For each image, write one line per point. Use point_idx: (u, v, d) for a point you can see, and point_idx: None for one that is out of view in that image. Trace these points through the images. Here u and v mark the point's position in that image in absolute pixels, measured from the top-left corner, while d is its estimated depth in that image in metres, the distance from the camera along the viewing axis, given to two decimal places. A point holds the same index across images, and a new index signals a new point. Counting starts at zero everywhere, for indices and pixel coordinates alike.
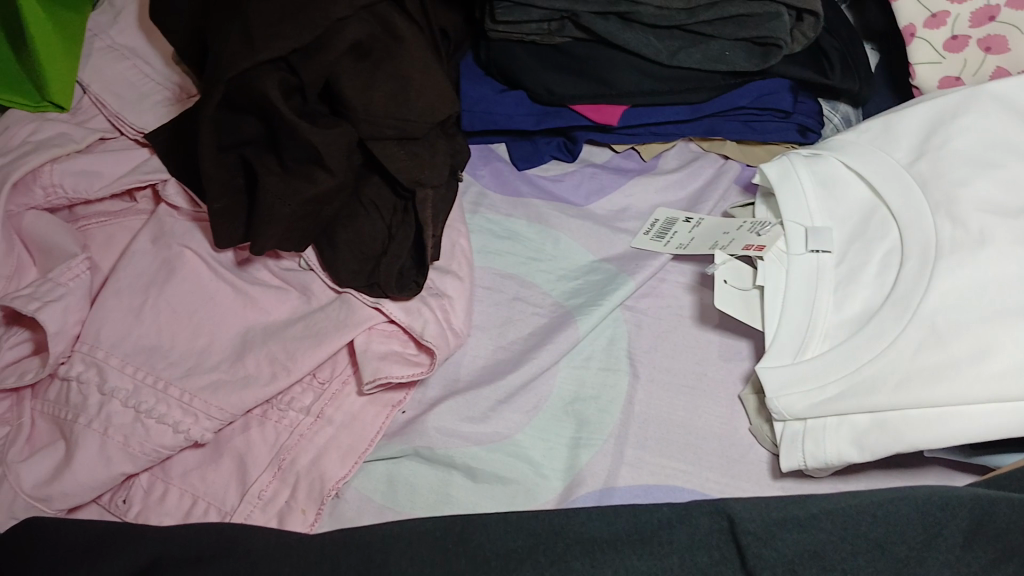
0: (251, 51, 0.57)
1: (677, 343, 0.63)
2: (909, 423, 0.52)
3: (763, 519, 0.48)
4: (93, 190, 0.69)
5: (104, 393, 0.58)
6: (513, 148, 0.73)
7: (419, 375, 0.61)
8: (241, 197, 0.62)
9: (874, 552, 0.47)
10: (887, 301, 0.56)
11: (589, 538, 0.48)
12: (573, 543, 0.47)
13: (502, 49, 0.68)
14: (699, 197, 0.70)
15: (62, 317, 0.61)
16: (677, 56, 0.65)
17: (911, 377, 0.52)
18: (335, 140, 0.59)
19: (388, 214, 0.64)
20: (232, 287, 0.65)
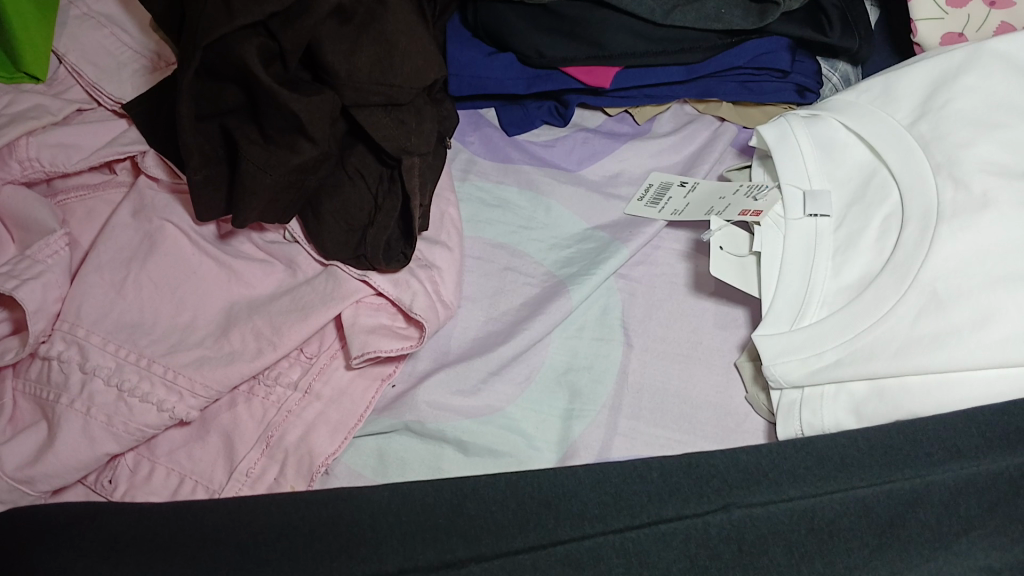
0: (229, 17, 0.55)
1: (671, 311, 0.62)
2: (908, 391, 0.51)
3: (757, 488, 0.46)
4: (70, 163, 0.67)
5: (86, 371, 0.57)
6: (503, 114, 0.71)
7: (408, 349, 0.59)
8: (223, 167, 0.61)
9: (870, 521, 0.46)
10: (887, 265, 0.54)
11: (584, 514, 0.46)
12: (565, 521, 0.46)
13: (490, 10, 0.66)
14: (694, 162, 0.69)
15: (40, 295, 0.59)
16: (672, 14, 0.63)
17: (911, 346, 0.51)
18: (318, 108, 0.57)
19: (374, 183, 0.62)
20: (215, 261, 0.63)
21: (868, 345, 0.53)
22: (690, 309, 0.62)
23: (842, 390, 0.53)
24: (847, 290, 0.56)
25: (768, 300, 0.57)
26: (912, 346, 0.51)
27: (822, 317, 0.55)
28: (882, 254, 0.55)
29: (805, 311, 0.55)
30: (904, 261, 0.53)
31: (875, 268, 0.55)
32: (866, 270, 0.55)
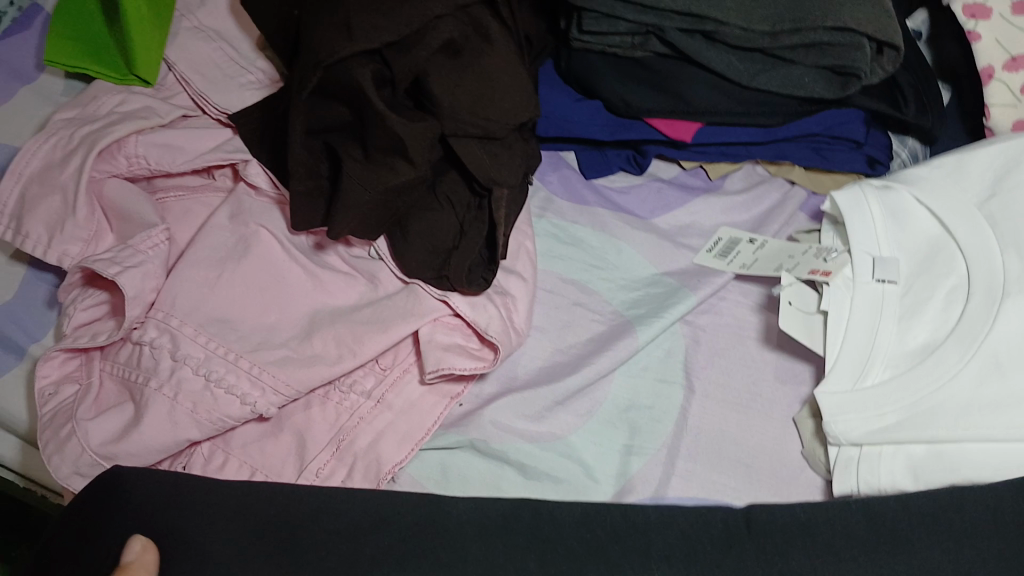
0: (348, 41, 0.59)
1: (734, 361, 0.64)
2: (964, 454, 0.53)
3: (817, 544, 0.48)
4: (174, 164, 0.71)
5: (177, 359, 0.60)
6: (583, 157, 0.74)
7: (481, 369, 0.62)
8: (325, 181, 0.65)
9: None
10: (952, 334, 0.56)
11: (651, 544, 0.48)
12: (632, 552, 0.48)
13: (582, 60, 0.69)
14: (763, 220, 0.71)
15: (139, 283, 0.63)
16: (757, 78, 0.66)
17: (970, 414, 0.53)
18: (418, 134, 0.61)
19: (462, 209, 0.65)
20: (303, 270, 0.66)
21: (930, 410, 0.54)
22: (751, 361, 0.64)
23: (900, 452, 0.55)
24: (910, 354, 0.58)
25: (833, 359, 0.59)
26: (971, 415, 0.53)
27: (885, 379, 0.57)
28: (946, 322, 0.58)
29: (869, 371, 0.58)
30: (969, 331, 0.55)
31: (939, 335, 0.57)
32: (931, 337, 0.58)
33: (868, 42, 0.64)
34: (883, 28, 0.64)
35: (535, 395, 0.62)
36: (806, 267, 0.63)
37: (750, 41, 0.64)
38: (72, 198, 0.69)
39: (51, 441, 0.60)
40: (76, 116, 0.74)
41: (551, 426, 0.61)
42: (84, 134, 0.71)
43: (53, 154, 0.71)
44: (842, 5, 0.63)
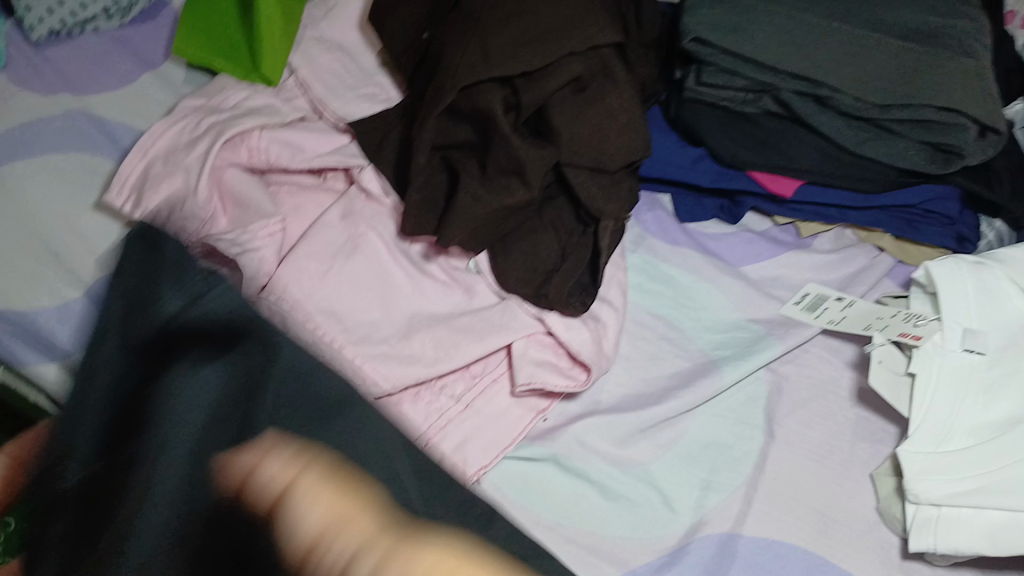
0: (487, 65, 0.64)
1: (815, 413, 0.66)
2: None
3: None
4: (292, 161, 0.74)
5: (284, 341, 0.63)
6: (680, 201, 0.77)
7: (573, 388, 0.64)
8: (440, 192, 0.67)
9: None
10: None
11: None
12: None
13: (693, 110, 0.73)
14: (850, 282, 0.73)
15: (254, 265, 0.65)
16: (861, 145, 0.69)
17: None
18: (538, 159, 0.64)
19: (565, 235, 0.68)
20: (406, 274, 0.69)
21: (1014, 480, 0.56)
22: (830, 415, 0.66)
23: (979, 517, 0.56)
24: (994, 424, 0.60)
25: (920, 418, 0.60)
26: None
27: (971, 445, 0.59)
28: None
29: (954, 435, 0.59)
30: None
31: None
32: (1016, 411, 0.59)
33: (971, 123, 0.67)
34: (987, 112, 0.67)
35: (618, 421, 0.64)
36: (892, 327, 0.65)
37: (859, 110, 0.69)
38: (194, 179, 0.72)
39: None
40: (203, 105, 0.78)
41: (633, 451, 0.63)
42: (212, 122, 0.75)
43: (180, 138, 0.75)
44: (951, 85, 0.67)
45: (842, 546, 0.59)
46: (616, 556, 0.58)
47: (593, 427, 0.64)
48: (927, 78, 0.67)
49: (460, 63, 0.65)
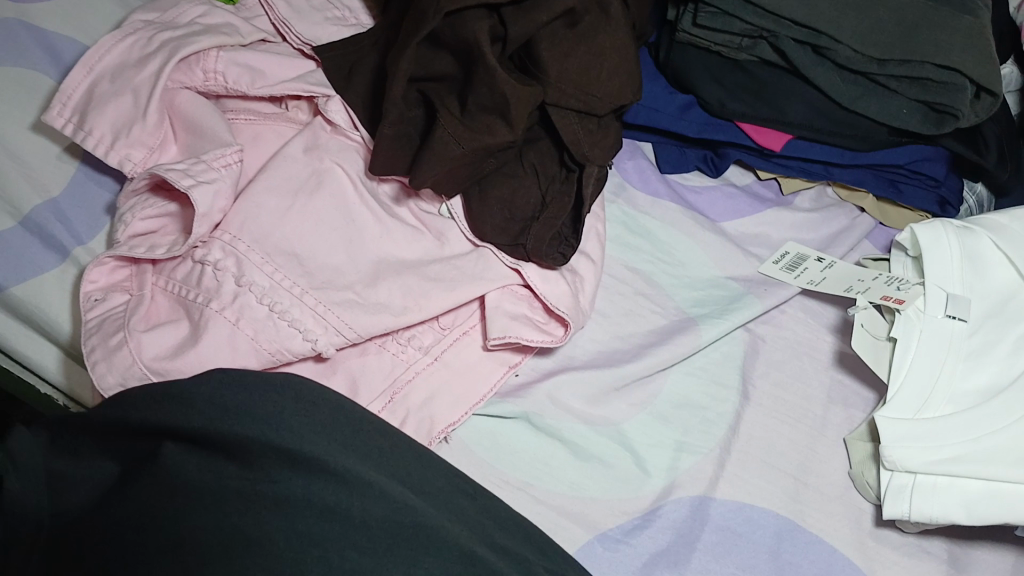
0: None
1: (791, 376, 0.64)
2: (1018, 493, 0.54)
3: None
4: (252, 87, 0.68)
5: (241, 284, 0.58)
6: (662, 150, 0.74)
7: (547, 343, 0.61)
8: (414, 130, 0.63)
9: None
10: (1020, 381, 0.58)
11: None
12: None
13: (685, 53, 0.70)
14: (831, 242, 0.71)
15: (209, 200, 0.60)
16: (857, 100, 0.67)
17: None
18: (523, 100, 0.60)
19: (546, 180, 0.64)
20: (373, 216, 0.64)
21: (992, 451, 0.55)
22: (806, 378, 0.64)
23: (954, 487, 0.55)
24: (973, 394, 0.59)
25: (898, 384, 0.59)
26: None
27: (950, 413, 0.58)
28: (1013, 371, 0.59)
29: (932, 403, 0.59)
30: None
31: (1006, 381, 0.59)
32: (996, 381, 0.59)
33: (970, 83, 0.65)
34: (987, 74, 0.64)
35: (591, 376, 0.62)
36: (874, 291, 0.63)
37: (858, 64, 0.65)
38: (143, 102, 0.66)
39: (98, 347, 0.58)
40: (155, 20, 0.71)
41: (606, 409, 0.61)
42: (164, 39, 0.69)
43: (128, 55, 0.69)
44: (953, 44, 0.64)
45: (812, 513, 0.58)
46: (588, 519, 0.56)
47: (567, 383, 0.61)
48: (929, 33, 0.64)
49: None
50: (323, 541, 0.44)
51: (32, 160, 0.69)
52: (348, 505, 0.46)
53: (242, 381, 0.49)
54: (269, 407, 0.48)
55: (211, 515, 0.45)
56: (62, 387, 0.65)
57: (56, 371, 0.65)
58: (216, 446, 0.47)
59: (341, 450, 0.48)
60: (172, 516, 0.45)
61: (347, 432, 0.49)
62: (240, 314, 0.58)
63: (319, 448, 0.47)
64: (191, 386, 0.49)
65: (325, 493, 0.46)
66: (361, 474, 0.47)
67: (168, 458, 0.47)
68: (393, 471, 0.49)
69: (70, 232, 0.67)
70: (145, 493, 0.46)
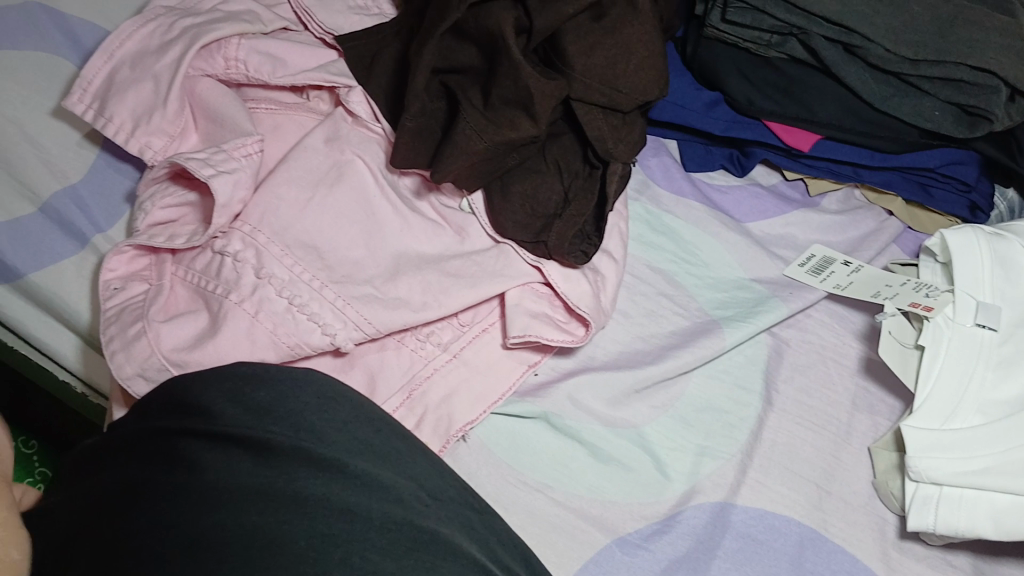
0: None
1: (816, 381, 0.63)
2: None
3: None
4: (273, 76, 0.68)
5: (261, 276, 0.58)
6: (688, 148, 0.73)
7: (568, 342, 0.60)
8: (436, 123, 0.62)
9: None
10: None
11: None
12: None
13: (713, 50, 0.68)
14: (859, 245, 0.70)
15: (229, 190, 0.60)
16: (888, 101, 0.65)
17: None
18: (547, 93, 0.58)
19: (569, 177, 0.63)
20: (393, 210, 0.63)
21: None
22: (831, 384, 0.63)
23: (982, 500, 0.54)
24: (1004, 405, 0.58)
25: (925, 394, 0.58)
26: None
27: (979, 426, 0.57)
28: None
29: (959, 412, 0.57)
30: None
31: None
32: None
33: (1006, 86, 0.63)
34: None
35: (612, 379, 0.61)
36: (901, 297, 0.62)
37: (890, 64, 0.64)
38: (164, 90, 0.66)
39: (116, 337, 0.57)
40: (178, 6, 0.71)
41: (626, 413, 0.60)
42: (186, 25, 0.68)
43: (150, 41, 0.68)
44: (988, 45, 0.62)
45: (834, 522, 0.57)
46: (606, 523, 0.55)
47: (587, 384, 0.60)
48: (965, 33, 0.62)
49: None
50: (339, 536, 0.45)
51: (52, 146, 0.68)
52: (367, 505, 0.47)
53: (271, 378, 0.51)
54: (295, 409, 0.50)
55: (228, 506, 0.45)
56: (80, 375, 0.65)
57: (74, 359, 0.64)
58: (239, 443, 0.48)
59: (359, 455, 0.49)
60: (199, 504, 0.45)
61: (367, 433, 0.50)
62: (259, 308, 0.57)
63: (338, 452, 0.49)
64: (220, 386, 0.51)
65: (344, 492, 0.47)
66: (381, 478, 0.48)
67: (196, 450, 0.48)
68: (408, 480, 0.49)
69: (89, 219, 0.66)
70: (168, 484, 0.46)
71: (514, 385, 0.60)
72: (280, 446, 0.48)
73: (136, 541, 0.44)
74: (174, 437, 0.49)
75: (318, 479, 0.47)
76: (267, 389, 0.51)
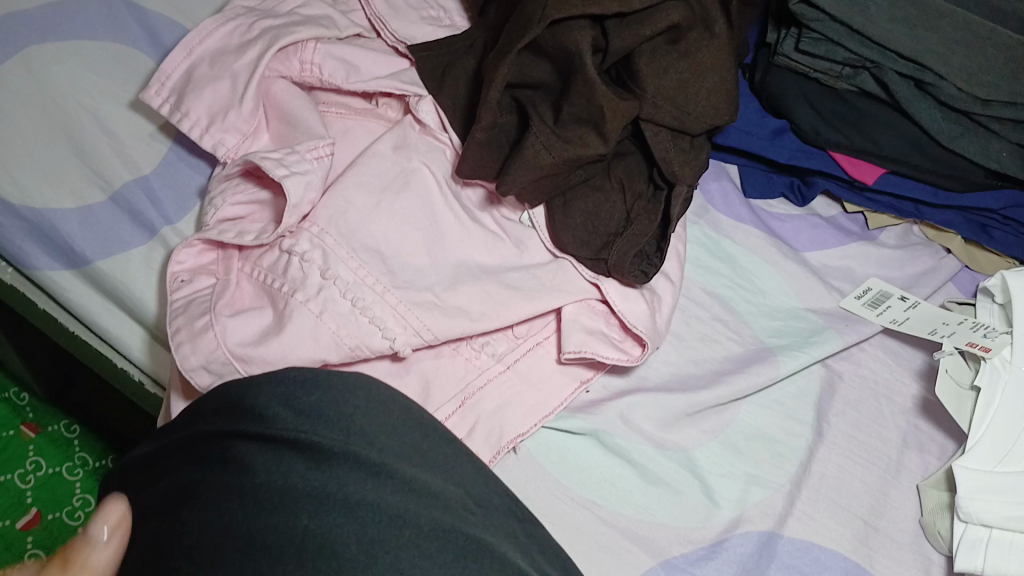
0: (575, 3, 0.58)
1: (867, 416, 0.63)
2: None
3: None
4: (346, 81, 0.69)
5: (326, 277, 0.59)
6: (749, 175, 0.73)
7: (627, 361, 0.61)
8: (504, 136, 0.63)
9: None
10: None
11: None
12: None
13: (782, 78, 0.68)
14: (916, 282, 0.70)
15: (301, 191, 0.61)
16: (955, 139, 0.65)
17: None
18: (618, 113, 0.59)
19: (632, 196, 0.64)
20: (457, 219, 0.65)
21: None
22: (882, 420, 0.63)
23: None
24: None
25: (980, 436, 0.58)
26: None
27: None
28: None
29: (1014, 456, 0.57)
30: None
31: None
32: None
33: None
34: None
35: (663, 400, 0.61)
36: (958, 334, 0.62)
37: (962, 103, 0.63)
38: (241, 89, 0.67)
39: (184, 328, 0.59)
40: (256, 7, 0.72)
41: (675, 435, 0.60)
42: (265, 27, 0.69)
43: (229, 41, 0.69)
44: None
45: (880, 559, 0.57)
46: (653, 545, 0.56)
47: (638, 404, 0.61)
48: None
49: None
50: (392, 547, 0.44)
51: (127, 137, 0.70)
52: (418, 513, 0.46)
53: (318, 381, 0.49)
54: (346, 410, 0.48)
55: (281, 517, 0.44)
56: (145, 368, 0.66)
57: (138, 347, 0.66)
58: (289, 446, 0.47)
59: (413, 462, 0.48)
60: (252, 518, 0.44)
61: (414, 432, 0.49)
62: (323, 308, 0.58)
63: (389, 456, 0.47)
64: (266, 386, 0.49)
65: (397, 500, 0.46)
66: (429, 485, 0.47)
67: (250, 454, 0.47)
68: (459, 483, 0.48)
69: (159, 210, 0.68)
70: (224, 487, 0.46)
71: (567, 399, 0.60)
72: (330, 450, 0.47)
73: (196, 559, 0.44)
74: (223, 441, 0.48)
75: (369, 486, 0.46)
76: (317, 388, 0.49)
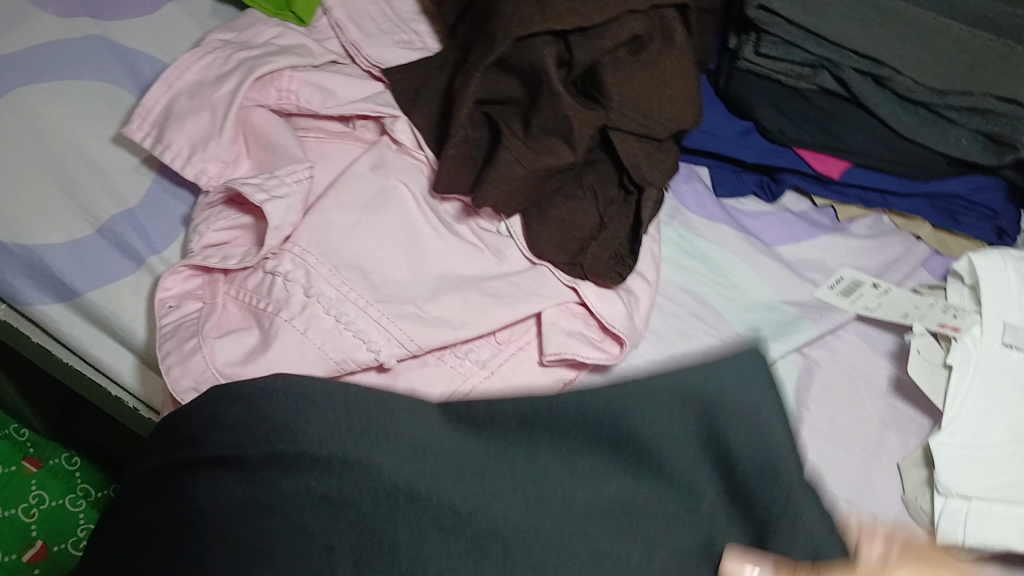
0: (539, 21, 0.61)
1: (846, 400, 0.64)
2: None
3: None
4: (324, 106, 0.71)
5: (310, 295, 0.61)
6: (718, 175, 0.75)
7: (604, 360, 0.62)
8: (479, 151, 0.65)
9: None
10: None
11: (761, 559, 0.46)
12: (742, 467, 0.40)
13: (745, 81, 0.71)
14: (887, 269, 0.72)
15: (282, 214, 0.63)
16: (914, 129, 0.67)
17: None
18: (588, 122, 0.62)
19: (605, 203, 0.66)
20: (436, 233, 0.67)
21: None
22: (859, 403, 0.64)
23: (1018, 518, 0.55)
24: None
25: (956, 414, 0.59)
26: None
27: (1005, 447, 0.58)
28: None
29: (987, 430, 0.59)
30: None
31: None
32: None
33: None
34: None
35: None
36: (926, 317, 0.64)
37: (919, 94, 0.66)
38: (220, 119, 0.69)
39: (173, 352, 0.60)
40: (232, 40, 0.74)
41: None
42: (241, 58, 0.72)
43: (207, 73, 0.71)
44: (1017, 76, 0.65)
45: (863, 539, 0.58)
46: None
47: None
48: (994, 70, 0.64)
49: (509, 15, 0.61)
50: (367, 538, 0.43)
51: (110, 171, 0.72)
52: (393, 497, 0.43)
53: (261, 395, 0.49)
54: (283, 414, 0.48)
55: (242, 529, 0.44)
56: (137, 392, 0.68)
57: (130, 374, 0.68)
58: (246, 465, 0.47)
59: (360, 438, 0.45)
60: (199, 539, 0.45)
61: (346, 421, 0.46)
62: (306, 326, 0.60)
63: (350, 446, 0.45)
64: (199, 420, 0.50)
65: (355, 488, 0.44)
66: (391, 471, 0.44)
67: (215, 476, 0.47)
68: (422, 453, 0.43)
69: (146, 241, 0.70)
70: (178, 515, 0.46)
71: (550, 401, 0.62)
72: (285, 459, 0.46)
73: None
74: (178, 473, 0.49)
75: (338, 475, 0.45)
76: (270, 398, 0.48)
